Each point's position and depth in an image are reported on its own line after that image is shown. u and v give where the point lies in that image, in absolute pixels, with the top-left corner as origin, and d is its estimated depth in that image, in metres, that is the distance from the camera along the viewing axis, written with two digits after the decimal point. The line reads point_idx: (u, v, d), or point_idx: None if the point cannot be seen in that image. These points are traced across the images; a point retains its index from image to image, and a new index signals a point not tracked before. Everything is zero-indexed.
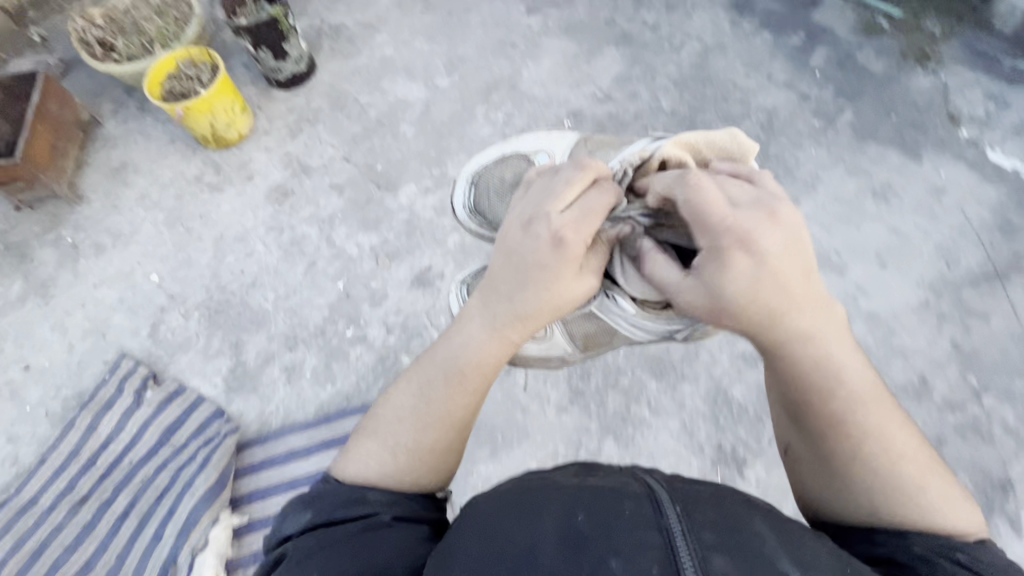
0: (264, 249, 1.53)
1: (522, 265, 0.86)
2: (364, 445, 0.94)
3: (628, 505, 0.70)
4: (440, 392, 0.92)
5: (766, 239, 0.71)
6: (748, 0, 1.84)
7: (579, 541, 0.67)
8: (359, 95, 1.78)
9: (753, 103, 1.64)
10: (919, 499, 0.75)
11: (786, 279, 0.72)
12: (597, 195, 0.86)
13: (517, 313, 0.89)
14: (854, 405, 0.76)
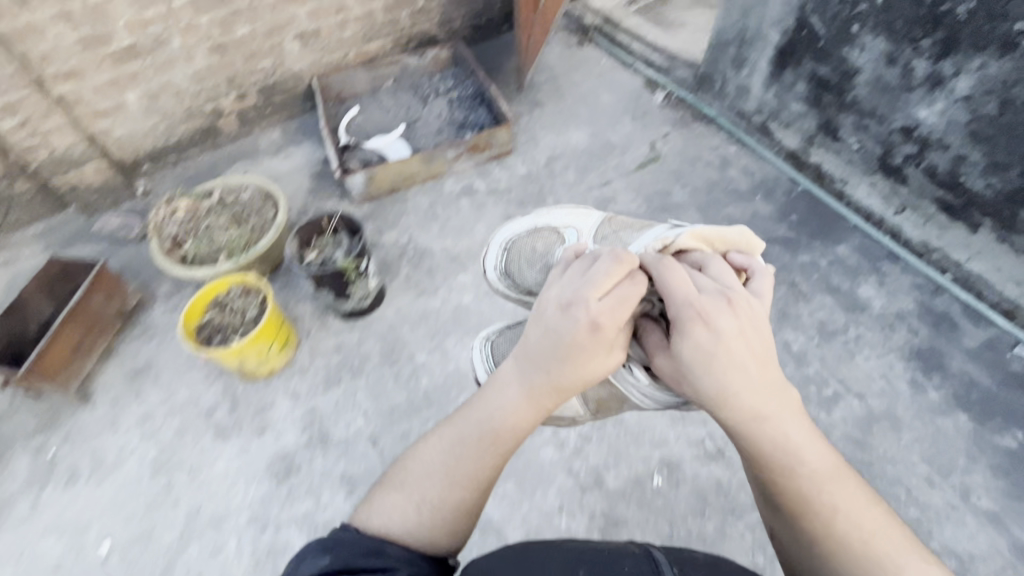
0: (235, 550, 1.23)
1: (562, 343, 0.87)
2: (387, 502, 0.96)
3: (628, 562, 0.73)
4: (470, 453, 0.95)
5: (723, 323, 0.83)
6: (938, 354, 1.38)
7: None
8: (417, 351, 1.50)
9: (930, 540, 1.14)
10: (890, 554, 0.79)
11: (740, 359, 0.82)
12: (632, 286, 0.88)
13: (558, 381, 0.90)
14: (807, 472, 0.84)
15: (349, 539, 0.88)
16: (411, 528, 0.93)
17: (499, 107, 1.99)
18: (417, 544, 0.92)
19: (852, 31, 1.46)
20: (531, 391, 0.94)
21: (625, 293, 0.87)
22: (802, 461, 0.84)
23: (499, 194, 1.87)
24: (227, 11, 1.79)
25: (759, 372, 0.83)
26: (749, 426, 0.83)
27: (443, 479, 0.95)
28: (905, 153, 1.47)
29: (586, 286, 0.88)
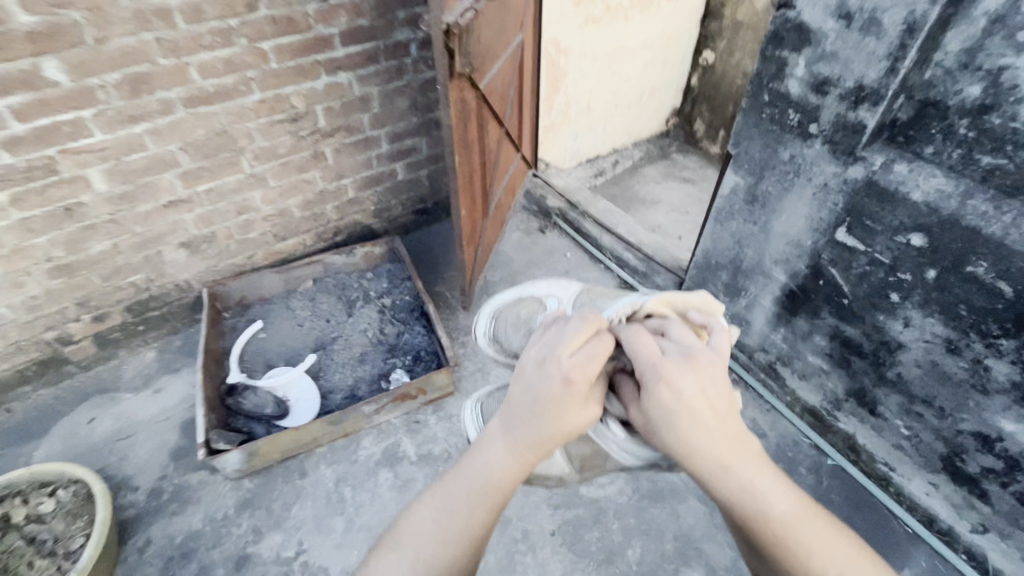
0: None
1: (537, 399, 0.77)
2: (383, 562, 0.79)
3: None
4: (462, 513, 0.80)
5: (685, 383, 0.77)
6: None
7: None
8: None
9: None
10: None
11: (701, 414, 0.76)
12: (602, 342, 0.78)
13: (537, 435, 0.78)
14: (783, 526, 0.75)
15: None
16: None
17: (437, 334, 1.57)
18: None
19: (891, 300, 1.11)
20: (515, 446, 0.79)
21: (596, 350, 0.78)
22: (776, 511, 0.76)
23: (432, 464, 1.38)
24: (76, 227, 1.37)
25: (722, 424, 0.77)
26: (718, 482, 0.76)
27: (437, 539, 0.80)
28: (981, 463, 1.08)
29: (557, 342, 0.79)
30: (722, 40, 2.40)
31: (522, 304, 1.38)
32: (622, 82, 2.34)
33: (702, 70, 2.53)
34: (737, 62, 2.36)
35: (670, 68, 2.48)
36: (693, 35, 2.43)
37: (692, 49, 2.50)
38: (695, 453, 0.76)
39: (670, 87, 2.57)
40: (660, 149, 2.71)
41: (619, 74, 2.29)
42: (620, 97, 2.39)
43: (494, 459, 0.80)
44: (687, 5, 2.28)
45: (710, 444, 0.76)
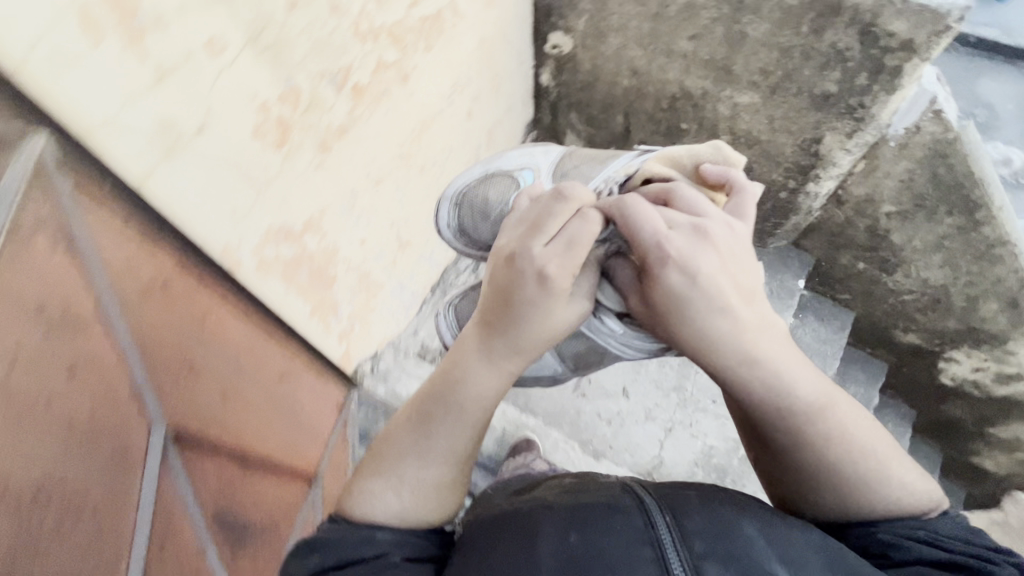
0: None
1: (516, 302, 0.73)
2: (372, 488, 0.77)
3: (618, 520, 0.71)
4: (443, 428, 0.77)
5: (704, 262, 0.75)
6: None
7: (578, 564, 0.66)
8: None
9: None
10: (861, 482, 0.78)
11: (725, 301, 0.75)
12: (583, 223, 0.74)
13: (513, 320, 0.75)
14: (807, 414, 0.78)
15: (334, 539, 0.73)
16: (389, 514, 0.76)
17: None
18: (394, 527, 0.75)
19: None
20: (494, 356, 0.76)
21: (573, 235, 0.74)
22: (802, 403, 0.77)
23: None
24: None
25: (751, 316, 0.77)
26: (735, 374, 0.77)
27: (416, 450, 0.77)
28: None
29: (529, 234, 0.75)
30: (574, 12, 1.29)
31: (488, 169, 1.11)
32: (440, 163, 1.23)
33: (555, 62, 1.45)
34: (616, 52, 1.32)
35: (505, 83, 1.37)
36: (522, 14, 1.30)
37: (528, 31, 1.37)
38: (715, 345, 0.76)
39: (514, 104, 1.49)
40: None
41: (430, 159, 1.18)
42: (445, 181, 1.29)
43: (472, 373, 0.77)
44: None
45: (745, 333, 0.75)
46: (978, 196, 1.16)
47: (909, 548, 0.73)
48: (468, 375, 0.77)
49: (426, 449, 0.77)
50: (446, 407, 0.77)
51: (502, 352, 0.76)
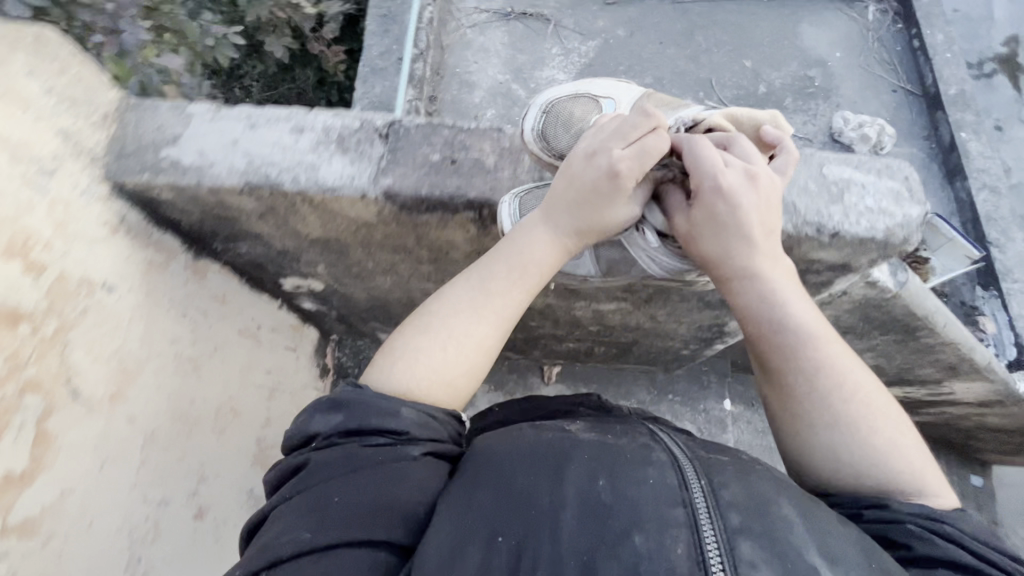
0: None
1: (576, 188, 0.59)
2: (414, 342, 0.67)
3: (652, 473, 0.63)
4: (493, 298, 0.66)
5: (743, 197, 0.61)
6: None
7: (602, 509, 0.59)
8: None
9: None
10: (843, 432, 0.64)
11: (743, 233, 0.62)
12: (666, 139, 0.57)
13: (581, 202, 0.59)
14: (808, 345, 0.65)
15: (362, 400, 0.65)
16: (433, 383, 0.67)
17: None
18: (424, 407, 0.67)
19: None
20: (549, 223, 0.61)
21: (649, 147, 0.57)
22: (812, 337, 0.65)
23: None
24: None
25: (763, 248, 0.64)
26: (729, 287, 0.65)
27: (471, 315, 0.66)
28: None
29: (618, 130, 0.58)
30: (297, 263, 0.75)
31: (574, 100, 0.65)
32: None
33: (313, 296, 0.91)
34: (396, 285, 0.81)
35: (242, 393, 0.82)
36: (212, 305, 0.73)
37: (246, 297, 0.82)
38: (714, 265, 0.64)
39: (280, 373, 0.95)
40: None
41: None
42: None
43: (528, 240, 0.62)
44: (95, 355, 0.55)
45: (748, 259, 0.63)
46: (920, 325, 0.90)
47: (922, 533, 0.58)
48: (515, 245, 0.62)
49: (474, 311, 0.66)
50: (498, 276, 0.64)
51: (564, 228, 0.61)
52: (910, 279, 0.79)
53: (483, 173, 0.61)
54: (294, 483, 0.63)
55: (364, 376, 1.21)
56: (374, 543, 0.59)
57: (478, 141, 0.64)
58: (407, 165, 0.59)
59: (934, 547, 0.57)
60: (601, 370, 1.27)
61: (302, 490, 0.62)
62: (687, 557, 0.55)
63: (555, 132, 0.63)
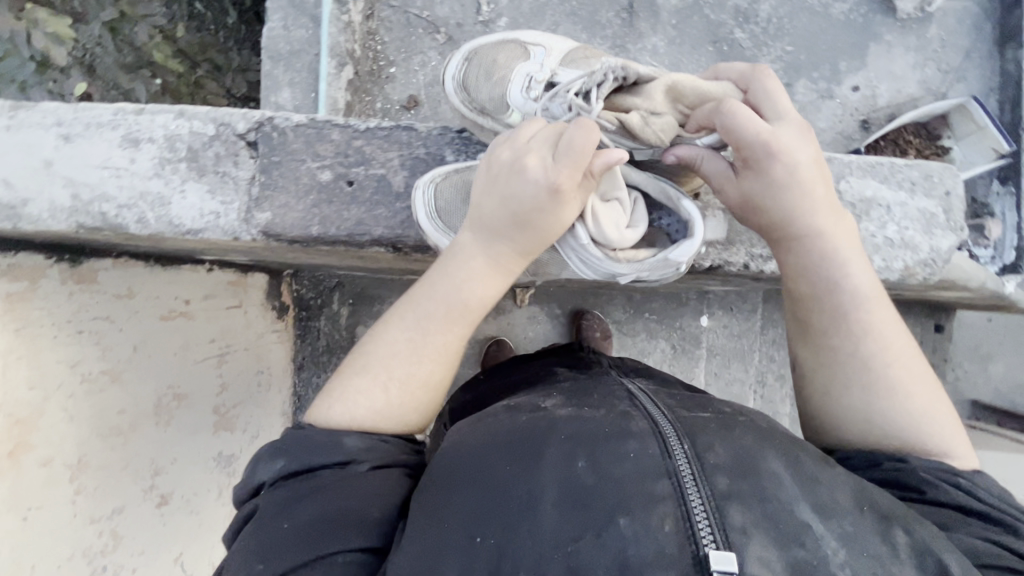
0: None
1: (514, 209, 0.60)
2: (347, 385, 0.62)
3: (633, 444, 0.52)
4: (441, 324, 0.63)
5: (802, 150, 0.62)
6: None
7: (582, 498, 0.49)
8: None
9: None
10: (880, 398, 0.61)
11: (813, 188, 0.62)
12: (587, 135, 0.56)
13: (512, 214, 0.60)
14: (858, 304, 0.63)
15: (302, 442, 0.59)
16: (383, 420, 0.62)
17: None
18: (374, 434, 0.61)
19: None
20: (494, 254, 0.63)
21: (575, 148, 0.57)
22: (858, 297, 0.63)
23: None
24: None
25: (829, 206, 0.63)
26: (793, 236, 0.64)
27: (410, 356, 0.63)
28: None
29: (532, 147, 0.59)
30: (239, 255, 0.83)
31: (498, 49, 0.74)
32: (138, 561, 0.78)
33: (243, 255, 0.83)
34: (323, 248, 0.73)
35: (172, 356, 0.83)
36: (111, 307, 0.76)
37: (145, 276, 0.81)
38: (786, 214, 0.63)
39: (229, 336, 0.93)
40: (331, 358, 1.11)
41: None
42: (164, 549, 0.82)
43: (472, 280, 0.63)
44: None
45: (813, 208, 0.63)
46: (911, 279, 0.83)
47: (944, 488, 0.56)
48: (459, 280, 0.63)
49: (421, 341, 0.63)
50: (443, 309, 0.63)
51: (507, 257, 0.63)
52: (935, 273, 0.81)
53: (385, 196, 0.73)
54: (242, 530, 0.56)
55: (327, 308, 1.11)
56: (341, 551, 0.52)
57: (381, 150, 0.73)
58: (288, 195, 0.70)
59: (946, 492, 0.56)
60: (575, 292, 1.23)
61: (250, 532, 0.55)
62: (678, 535, 0.46)
63: (476, 85, 0.73)
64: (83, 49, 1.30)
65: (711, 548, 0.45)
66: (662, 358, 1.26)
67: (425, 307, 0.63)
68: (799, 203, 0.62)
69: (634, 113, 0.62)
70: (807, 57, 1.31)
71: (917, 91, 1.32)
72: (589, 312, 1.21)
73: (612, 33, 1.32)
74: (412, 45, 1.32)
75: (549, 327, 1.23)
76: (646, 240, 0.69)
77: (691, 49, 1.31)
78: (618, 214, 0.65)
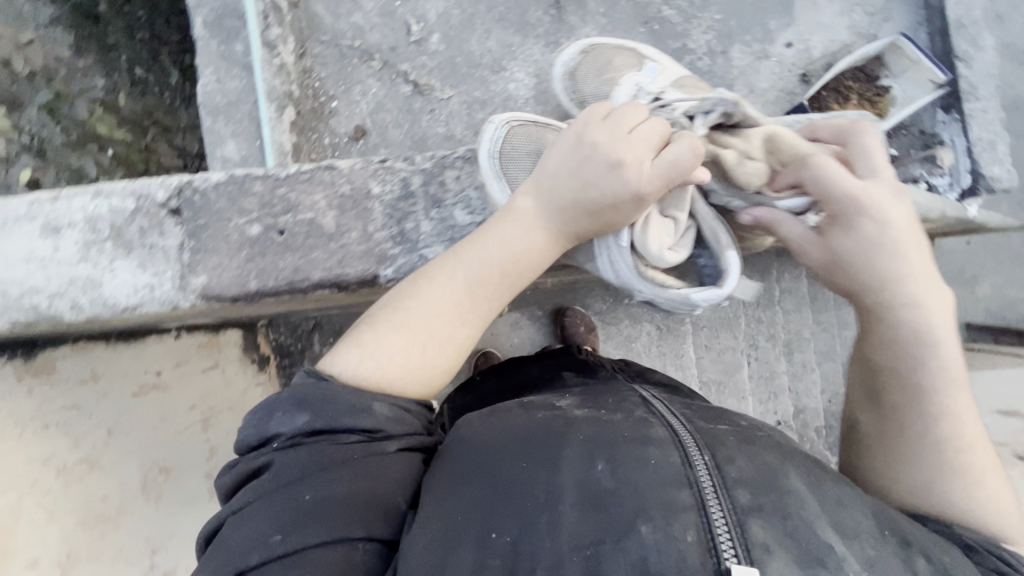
0: None
1: (586, 197, 0.64)
2: (387, 339, 0.62)
3: (654, 452, 0.51)
4: (494, 293, 0.65)
5: (894, 213, 0.65)
6: None
7: (602, 497, 0.49)
8: None
9: None
10: (929, 451, 0.62)
11: (902, 251, 0.65)
12: (693, 155, 0.61)
13: (587, 200, 0.64)
14: (940, 373, 0.63)
15: (326, 397, 0.57)
16: (410, 383, 0.62)
17: None
18: (396, 400, 0.60)
19: None
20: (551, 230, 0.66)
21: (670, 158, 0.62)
22: (941, 361, 0.63)
23: None
24: None
25: (919, 275, 0.65)
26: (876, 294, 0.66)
27: (455, 318, 0.64)
28: None
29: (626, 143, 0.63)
30: (200, 318, 0.83)
31: (615, 53, 0.89)
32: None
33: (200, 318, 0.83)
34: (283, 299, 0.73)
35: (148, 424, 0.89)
36: (74, 392, 0.85)
37: (107, 352, 0.87)
38: (863, 269, 0.66)
39: (211, 398, 0.93)
40: None
41: None
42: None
43: (529, 254, 0.65)
44: None
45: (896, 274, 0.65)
46: None
47: (983, 556, 0.54)
48: (521, 257, 0.65)
49: (466, 300, 0.64)
50: (498, 278, 0.65)
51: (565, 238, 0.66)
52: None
53: (318, 238, 0.71)
54: (257, 486, 0.55)
55: (311, 351, 1.01)
56: (361, 538, 0.53)
57: (307, 195, 0.71)
58: (220, 255, 0.70)
59: (988, 559, 0.54)
60: (554, 291, 1.23)
61: (272, 492, 0.54)
62: (699, 546, 0.45)
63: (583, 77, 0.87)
64: (32, 132, 1.33)
65: (731, 562, 0.44)
66: (650, 340, 1.26)
67: (482, 274, 0.64)
68: (890, 270, 0.65)
69: (732, 150, 0.68)
70: (738, 22, 1.33)
71: (850, 38, 1.34)
72: (570, 308, 1.21)
73: (543, 31, 1.33)
74: (349, 76, 1.31)
75: (534, 330, 1.23)
76: (676, 267, 0.69)
77: (623, 32, 1.32)
78: (668, 233, 0.66)
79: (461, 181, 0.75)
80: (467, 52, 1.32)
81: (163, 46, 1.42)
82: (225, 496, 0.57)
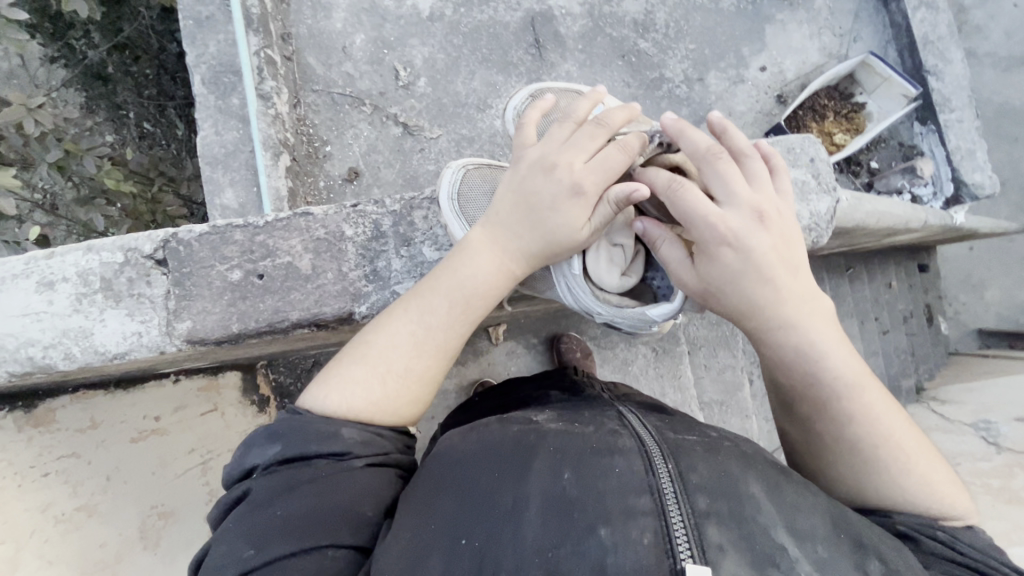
0: None
1: (530, 208, 0.65)
2: (346, 374, 0.63)
3: (619, 460, 0.51)
4: (445, 316, 0.65)
5: (756, 240, 0.59)
6: None
7: (568, 507, 0.49)
8: None
9: None
10: (856, 461, 0.59)
11: (774, 274, 0.59)
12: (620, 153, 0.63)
13: (530, 211, 0.65)
14: (839, 386, 0.59)
15: (298, 426, 0.59)
16: (376, 411, 0.63)
17: None
18: (361, 427, 0.61)
19: None
20: (501, 250, 0.66)
21: (607, 163, 0.63)
22: (835, 372, 0.59)
23: None
24: None
25: (792, 286, 0.60)
26: (757, 320, 0.61)
27: (410, 350, 0.64)
28: None
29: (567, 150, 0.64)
30: (193, 362, 0.85)
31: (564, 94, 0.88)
32: None
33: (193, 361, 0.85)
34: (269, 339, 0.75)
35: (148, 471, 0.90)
36: (73, 442, 0.86)
37: (107, 403, 0.89)
38: (746, 300, 0.60)
39: (209, 442, 0.95)
40: None
41: None
42: None
43: (480, 276, 0.66)
44: None
45: (775, 296, 0.60)
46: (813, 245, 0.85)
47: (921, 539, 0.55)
48: (471, 279, 0.65)
49: (420, 329, 0.65)
50: (449, 302, 0.65)
51: (515, 258, 0.66)
52: (822, 235, 0.83)
53: (296, 280, 0.74)
54: (236, 512, 0.56)
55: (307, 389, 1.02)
56: (331, 546, 0.54)
57: (285, 240, 0.74)
58: (205, 300, 0.73)
59: (929, 544, 0.54)
60: (546, 318, 1.25)
61: (244, 515, 0.55)
62: (657, 549, 0.46)
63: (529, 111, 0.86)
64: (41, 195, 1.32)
65: (688, 562, 0.44)
66: (646, 362, 1.26)
67: (432, 302, 0.65)
68: (764, 298, 0.59)
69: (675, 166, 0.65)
70: (711, 50, 1.38)
71: (820, 58, 1.39)
72: (564, 334, 1.22)
73: (526, 70, 1.39)
74: (342, 121, 1.37)
75: (529, 358, 1.24)
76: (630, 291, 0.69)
77: (602, 68, 1.38)
78: (619, 257, 0.66)
79: (429, 220, 0.78)
80: (453, 93, 1.38)
81: (168, 101, 1.56)
82: (210, 524, 0.58)
